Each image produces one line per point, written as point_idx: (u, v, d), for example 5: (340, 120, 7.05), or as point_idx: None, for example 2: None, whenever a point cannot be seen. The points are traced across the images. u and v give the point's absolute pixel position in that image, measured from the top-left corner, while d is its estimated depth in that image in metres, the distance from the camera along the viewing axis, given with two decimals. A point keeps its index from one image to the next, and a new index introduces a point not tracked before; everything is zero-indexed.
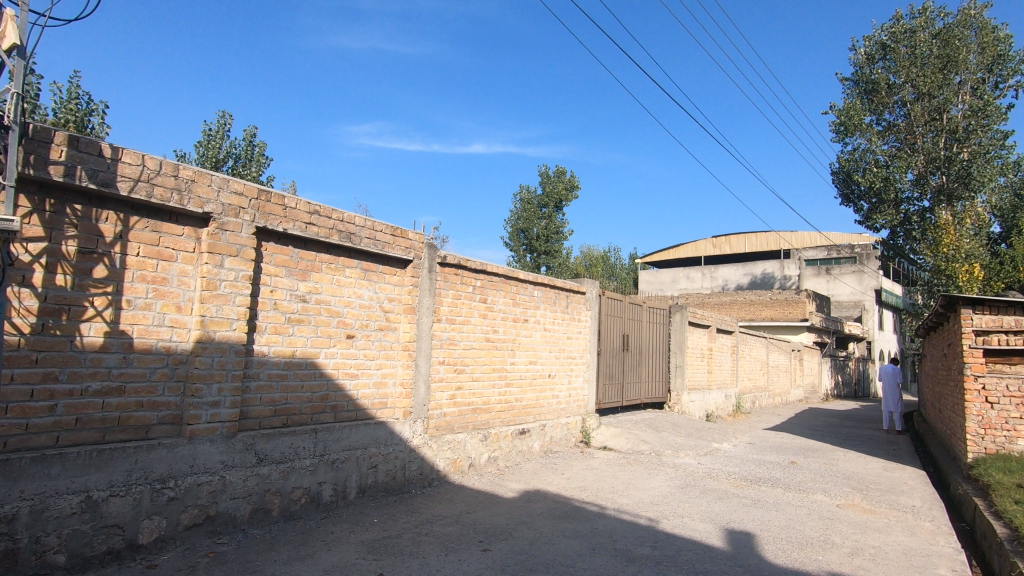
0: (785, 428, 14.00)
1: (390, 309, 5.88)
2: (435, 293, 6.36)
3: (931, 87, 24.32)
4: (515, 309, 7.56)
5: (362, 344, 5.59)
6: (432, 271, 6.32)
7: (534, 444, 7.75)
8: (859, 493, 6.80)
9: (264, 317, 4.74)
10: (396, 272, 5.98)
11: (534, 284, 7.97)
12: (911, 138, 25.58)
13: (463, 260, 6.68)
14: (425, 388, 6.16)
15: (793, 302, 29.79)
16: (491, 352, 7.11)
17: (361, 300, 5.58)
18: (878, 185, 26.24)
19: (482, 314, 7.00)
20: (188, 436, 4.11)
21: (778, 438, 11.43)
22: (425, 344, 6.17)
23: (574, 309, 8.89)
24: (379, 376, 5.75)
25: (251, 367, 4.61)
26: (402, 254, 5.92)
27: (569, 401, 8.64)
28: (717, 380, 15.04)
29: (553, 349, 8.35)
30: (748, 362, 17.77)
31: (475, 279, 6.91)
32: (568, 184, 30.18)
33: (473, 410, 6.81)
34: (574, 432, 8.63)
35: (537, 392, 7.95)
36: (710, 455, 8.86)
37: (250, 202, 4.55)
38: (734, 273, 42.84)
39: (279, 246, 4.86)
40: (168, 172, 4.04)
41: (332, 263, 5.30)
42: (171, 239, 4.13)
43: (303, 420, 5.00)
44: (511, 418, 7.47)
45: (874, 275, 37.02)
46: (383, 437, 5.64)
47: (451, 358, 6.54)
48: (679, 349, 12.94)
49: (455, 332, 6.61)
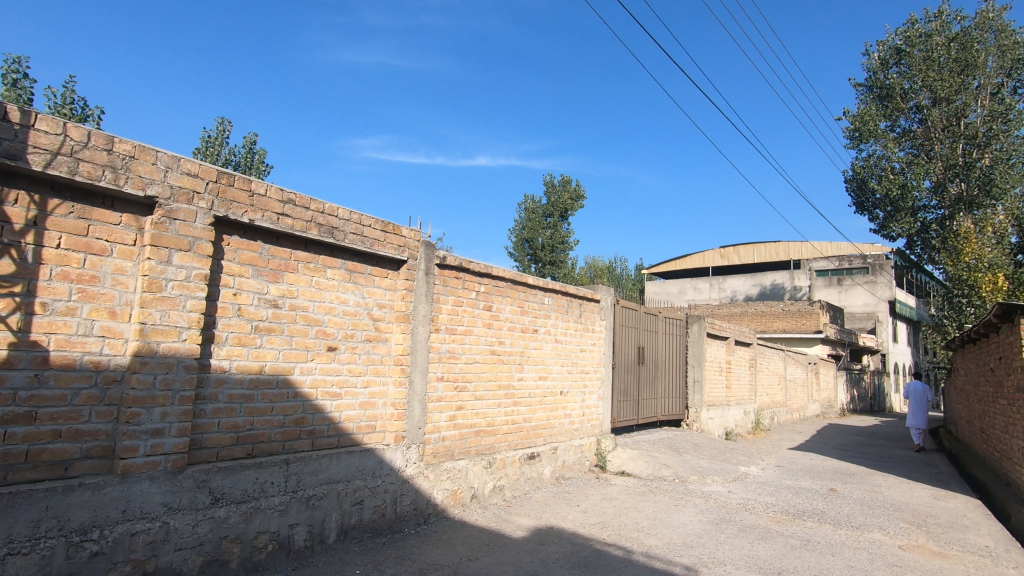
0: (810, 447, 13.10)
1: (379, 317, 5.08)
2: (433, 300, 5.56)
3: (949, 91, 23.54)
4: (524, 318, 6.76)
5: (347, 358, 4.78)
6: (430, 274, 5.52)
7: (544, 470, 6.91)
8: (920, 531, 5.91)
9: (225, 326, 3.94)
10: (386, 274, 5.18)
11: (544, 291, 7.17)
12: (929, 144, 24.81)
13: (465, 261, 5.89)
14: (421, 409, 5.33)
15: (807, 314, 28.90)
16: (497, 367, 6.30)
17: (345, 306, 4.78)
18: (894, 193, 25.45)
19: (487, 323, 6.19)
20: (119, 473, 3.30)
21: (807, 460, 10.52)
22: (420, 358, 5.36)
23: (587, 319, 8.08)
24: (367, 395, 4.94)
25: (207, 386, 3.81)
26: (395, 253, 5.14)
27: (583, 420, 7.80)
28: (736, 395, 14.15)
29: (565, 363, 7.52)
30: (766, 376, 16.85)
31: (479, 284, 6.12)
32: (573, 194, 29.59)
33: (476, 432, 5.97)
34: (589, 455, 7.78)
35: (548, 411, 7.11)
36: (740, 481, 7.98)
37: (208, 185, 3.77)
38: (743, 284, 41.98)
39: (245, 241, 4.08)
40: (99, 145, 3.27)
41: (310, 262, 4.52)
42: (104, 228, 3.35)
43: (273, 449, 4.19)
44: (520, 441, 6.62)
45: (888, 285, 36.04)
46: (371, 467, 4.82)
47: (452, 375, 5.72)
48: (697, 362, 12.09)
49: (456, 344, 5.80)
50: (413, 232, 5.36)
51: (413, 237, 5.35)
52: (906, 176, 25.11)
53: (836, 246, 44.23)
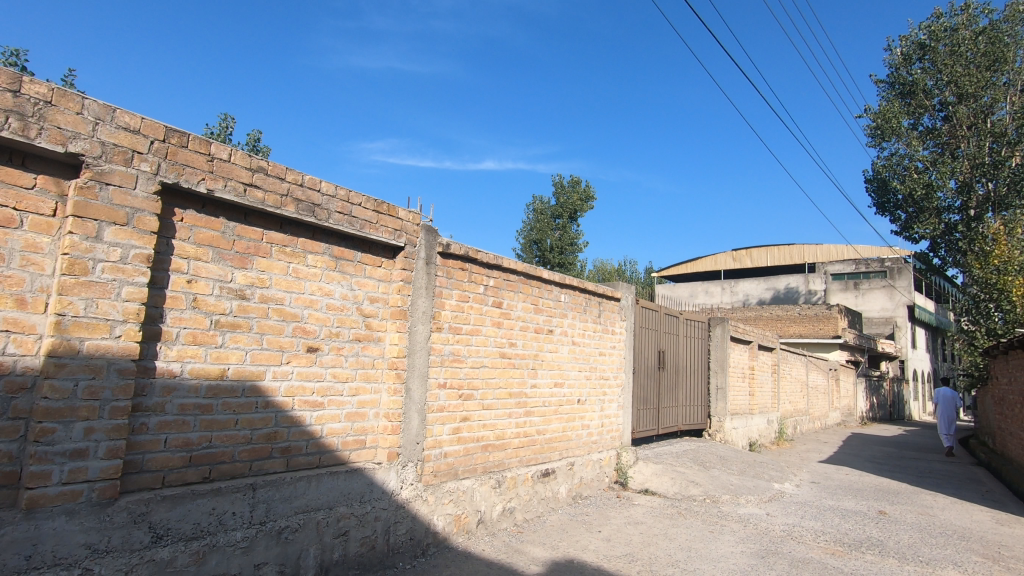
0: (841, 459, 12.22)
1: (370, 313, 4.33)
2: (435, 295, 4.80)
3: (975, 87, 22.57)
4: (538, 318, 5.99)
5: (331, 361, 4.03)
6: (431, 264, 4.76)
7: (560, 489, 6.13)
8: (1000, 567, 5.06)
9: (176, 321, 3.21)
10: (381, 262, 4.43)
11: (560, 287, 6.41)
12: (954, 142, 23.83)
13: (471, 250, 5.12)
14: (420, 420, 4.56)
15: (824, 318, 27.92)
16: (507, 372, 5.53)
17: (328, 299, 4.03)
18: (919, 192, 24.46)
19: (496, 323, 5.42)
20: (25, 508, 2.56)
21: (843, 476, 9.66)
22: (419, 361, 4.59)
23: (607, 319, 7.29)
24: (355, 405, 4.18)
25: (150, 395, 3.07)
26: (390, 238, 4.38)
27: (602, 432, 7.02)
28: (759, 404, 13.30)
29: (583, 368, 6.74)
30: (788, 383, 15.95)
31: (487, 277, 5.36)
32: (583, 195, 28.84)
33: (483, 447, 5.20)
34: (608, 470, 6.99)
35: (563, 422, 6.34)
36: (776, 501, 7.16)
37: (152, 144, 3.03)
38: (756, 288, 41.05)
39: (203, 216, 3.34)
40: (3, 86, 2.56)
41: (287, 247, 3.77)
42: (11, 193, 2.63)
43: (236, 471, 3.44)
44: (533, 456, 5.84)
45: (907, 290, 34.98)
46: (359, 491, 4.07)
47: (456, 381, 4.95)
48: (721, 368, 11.27)
49: (461, 346, 5.03)
50: (412, 215, 4.61)
51: (411, 220, 4.60)
52: (931, 176, 24.08)
53: (852, 250, 43.16)
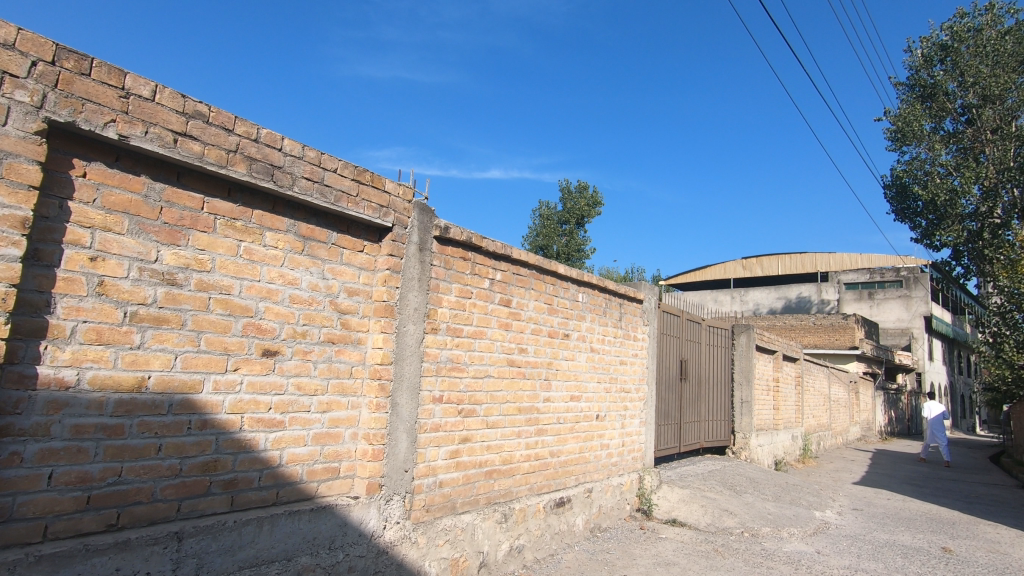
0: (875, 480, 11.25)
1: (348, 309, 3.47)
2: (431, 288, 3.93)
3: (1001, 89, 21.60)
4: (552, 320, 5.12)
5: (295, 368, 3.17)
6: (426, 250, 3.90)
7: (577, 521, 5.24)
8: None
9: (71, 311, 2.36)
10: (363, 246, 3.57)
11: (577, 285, 5.55)
12: (977, 146, 22.84)
13: (475, 236, 4.26)
14: (409, 443, 3.69)
15: (840, 328, 26.91)
16: (517, 384, 4.65)
17: (293, 289, 3.18)
18: (942, 198, 23.18)
19: (503, 325, 4.56)
20: None
21: (884, 501, 8.69)
22: (409, 370, 3.72)
23: (628, 323, 6.42)
24: (327, 425, 3.32)
25: (28, 413, 2.24)
26: (373, 216, 3.53)
27: (623, 453, 6.13)
28: (784, 419, 12.34)
29: (602, 379, 5.86)
30: (812, 396, 14.98)
31: (493, 270, 4.49)
32: (590, 201, 27.99)
33: (486, 474, 4.31)
34: (629, 497, 6.10)
35: (580, 442, 5.45)
36: (822, 535, 6.21)
37: (33, 67, 2.21)
38: (766, 297, 40.17)
39: (116, 173, 2.50)
40: None
41: (235, 220, 2.92)
42: None
43: (157, 515, 2.58)
44: (545, 483, 4.95)
45: (924, 300, 33.90)
46: (328, 535, 3.19)
47: (455, 394, 4.07)
48: (746, 380, 10.34)
49: (462, 351, 4.16)
50: (401, 189, 3.75)
51: (401, 195, 3.74)
52: (954, 181, 23.05)
53: (866, 259, 42.09)
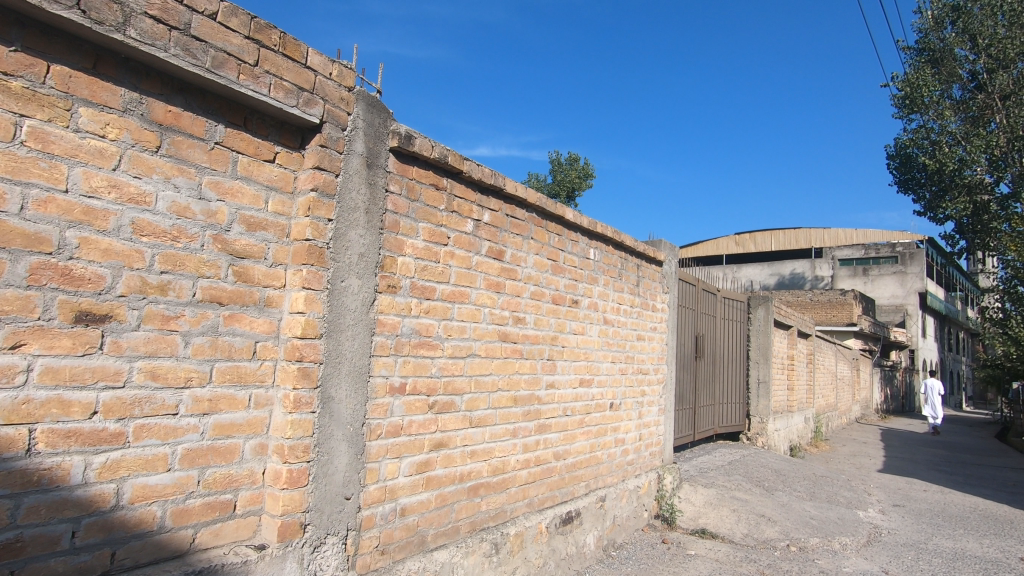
0: (899, 466, 10.30)
1: (250, 252, 2.19)
2: (386, 226, 2.64)
3: (1015, 53, 19.85)
4: (557, 283, 3.88)
5: (145, 345, 1.89)
6: (377, 167, 2.59)
7: (587, 540, 4.08)
8: None
9: None
10: (273, 152, 2.28)
11: (587, 238, 4.29)
12: (986, 113, 21.05)
13: (452, 154, 2.97)
14: (351, 458, 2.45)
15: (838, 304, 26.05)
16: (511, 366, 3.42)
17: (139, 213, 1.88)
18: (950, 168, 21.76)
19: (494, 285, 3.31)
20: None
21: (923, 494, 7.69)
22: (350, 347, 2.45)
23: (647, 290, 5.21)
24: (210, 437, 2.05)
25: None
26: (286, 103, 2.21)
27: (641, 448, 4.98)
28: (798, 400, 11.32)
29: (617, 357, 4.65)
30: (822, 374, 14.00)
31: (479, 209, 3.22)
32: (581, 172, 26.64)
33: (470, 491, 3.10)
34: (647, 502, 4.97)
35: (591, 439, 4.27)
36: (878, 545, 5.14)
37: None
38: (759, 274, 39.38)
39: None
40: None
41: (9, 76, 1.62)
42: None
43: None
44: (549, 495, 3.77)
45: (919, 276, 33.17)
46: None
47: (424, 382, 2.83)
48: (763, 358, 9.25)
49: (435, 320, 2.91)
50: (335, 68, 2.43)
51: (335, 76, 2.42)
52: (961, 150, 21.51)
53: (861, 234, 41.23)
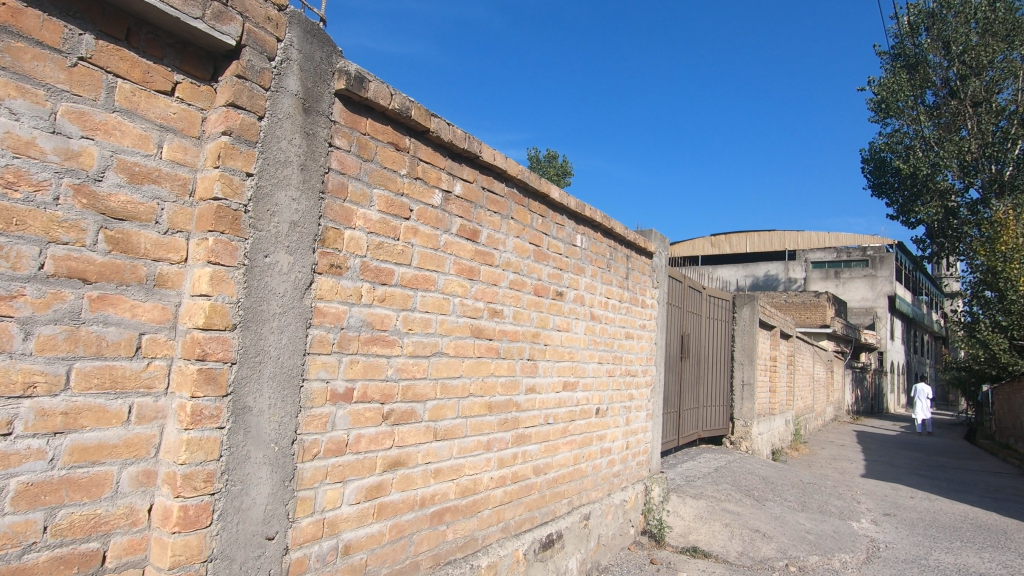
0: (880, 470, 10.11)
1: (132, 212, 1.61)
2: (328, 190, 2.08)
3: (987, 60, 19.88)
4: (540, 271, 3.36)
5: None
6: (316, 112, 2.03)
7: (569, 565, 3.58)
8: None
9: None
10: (171, 82, 1.71)
11: (573, 222, 3.79)
12: (958, 119, 21.15)
13: (416, 107, 2.43)
14: (276, 486, 1.89)
15: (812, 306, 26.22)
16: (486, 368, 2.90)
17: None
18: (922, 172, 21.78)
19: (467, 271, 2.78)
20: None
21: (911, 501, 7.43)
22: (274, 342, 1.89)
23: (636, 284, 4.73)
24: (65, 466, 1.47)
25: None
26: (185, 11, 1.64)
27: (627, 457, 4.51)
28: (779, 402, 11.06)
29: (604, 357, 4.17)
30: (801, 376, 13.81)
31: (450, 178, 2.69)
32: (560, 170, 26.30)
33: (433, 519, 2.57)
34: (634, 517, 4.51)
35: (574, 450, 3.78)
36: (879, 563, 4.76)
37: None
38: (734, 275, 39.61)
39: None
40: None
41: None
42: None
43: None
44: (526, 517, 3.25)
45: (889, 280, 33.68)
46: None
47: (377, 387, 2.29)
48: (748, 359, 8.90)
49: (393, 311, 2.36)
50: None
51: None
52: (934, 155, 21.53)
53: (833, 237, 41.73)
